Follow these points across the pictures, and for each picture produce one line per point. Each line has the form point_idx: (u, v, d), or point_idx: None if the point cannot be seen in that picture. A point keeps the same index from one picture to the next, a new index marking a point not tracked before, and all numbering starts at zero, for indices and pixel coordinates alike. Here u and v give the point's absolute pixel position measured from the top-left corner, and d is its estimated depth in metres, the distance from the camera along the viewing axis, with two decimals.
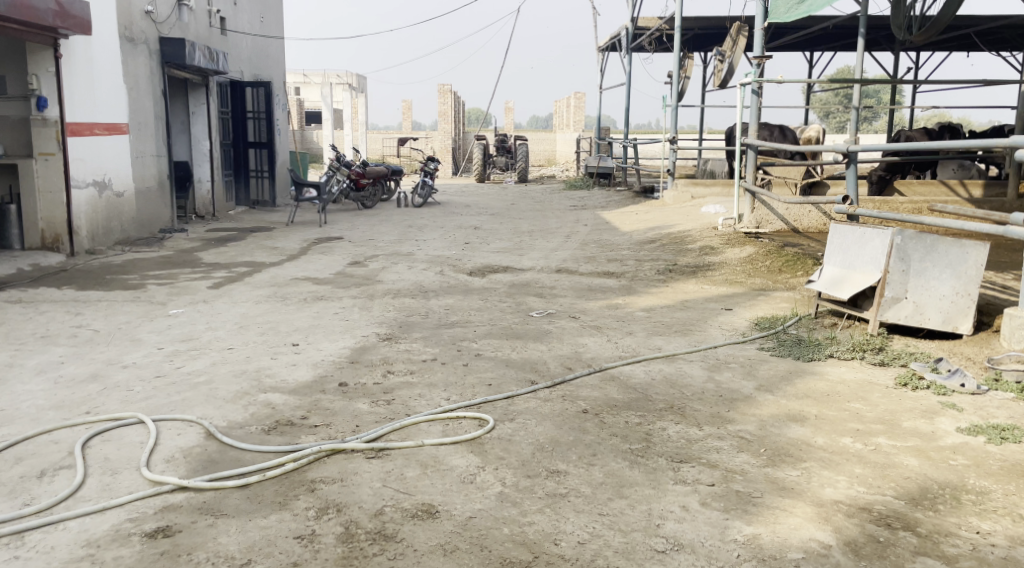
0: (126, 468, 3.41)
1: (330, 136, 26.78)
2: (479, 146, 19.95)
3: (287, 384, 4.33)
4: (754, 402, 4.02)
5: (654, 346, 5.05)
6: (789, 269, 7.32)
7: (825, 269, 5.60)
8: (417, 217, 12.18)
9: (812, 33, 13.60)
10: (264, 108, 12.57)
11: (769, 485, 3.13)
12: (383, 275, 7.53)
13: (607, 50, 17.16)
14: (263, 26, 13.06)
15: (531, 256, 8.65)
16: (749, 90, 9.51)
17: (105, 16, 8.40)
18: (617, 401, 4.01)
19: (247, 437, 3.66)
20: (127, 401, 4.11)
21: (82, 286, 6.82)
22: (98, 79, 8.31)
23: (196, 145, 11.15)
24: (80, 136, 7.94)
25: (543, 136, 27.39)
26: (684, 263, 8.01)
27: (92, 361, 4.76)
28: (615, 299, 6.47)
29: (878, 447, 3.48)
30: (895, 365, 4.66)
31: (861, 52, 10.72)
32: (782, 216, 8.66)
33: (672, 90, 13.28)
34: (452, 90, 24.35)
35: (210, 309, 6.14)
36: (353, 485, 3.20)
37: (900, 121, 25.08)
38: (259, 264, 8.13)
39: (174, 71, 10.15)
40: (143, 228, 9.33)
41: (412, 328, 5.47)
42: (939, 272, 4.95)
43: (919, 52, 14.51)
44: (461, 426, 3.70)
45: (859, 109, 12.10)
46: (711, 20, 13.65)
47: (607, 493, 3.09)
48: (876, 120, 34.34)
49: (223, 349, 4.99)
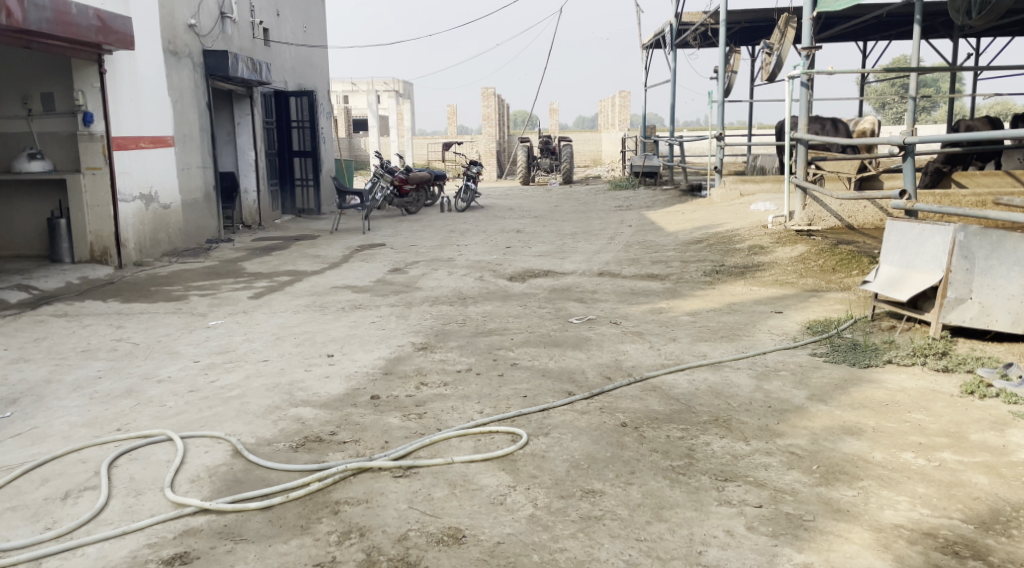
0: (151, 489, 3.30)
1: (376, 142, 26.87)
2: (524, 148, 19.77)
3: (318, 397, 4.20)
4: (807, 413, 3.78)
5: (700, 352, 4.82)
6: (844, 268, 7.00)
7: (882, 268, 5.31)
8: (461, 221, 12.05)
9: (863, 23, 13.18)
10: (308, 116, 12.57)
11: (823, 507, 2.90)
12: (422, 282, 7.41)
13: (652, 46, 16.87)
14: (306, 35, 13.05)
15: (573, 260, 8.44)
16: (799, 82, 9.18)
17: (148, 30, 8.42)
18: (658, 414, 3.80)
19: (274, 455, 3.53)
20: (157, 417, 4.02)
21: (125, 298, 6.80)
22: (143, 93, 8.32)
23: (242, 155, 11.17)
24: (125, 149, 7.96)
25: (589, 136, 27.12)
26: (732, 264, 7.73)
27: (128, 376, 4.69)
28: (659, 303, 6.24)
29: (942, 463, 3.22)
30: (960, 371, 4.38)
31: (917, 40, 10.30)
32: (835, 212, 8.31)
33: (718, 86, 12.97)
34: (496, 92, 24.23)
35: (249, 319, 6.06)
36: (378, 507, 3.04)
37: (959, 110, 24.25)
38: (300, 273, 8.07)
39: (218, 83, 10.16)
40: (190, 239, 9.34)
41: (449, 337, 5.31)
42: (1007, 270, 4.65)
43: (978, 38, 13.96)
44: (493, 441, 3.52)
45: (915, 99, 11.66)
46: (758, 13, 13.30)
47: (645, 516, 2.88)
48: (933, 110, 33.43)
49: (257, 362, 4.88)
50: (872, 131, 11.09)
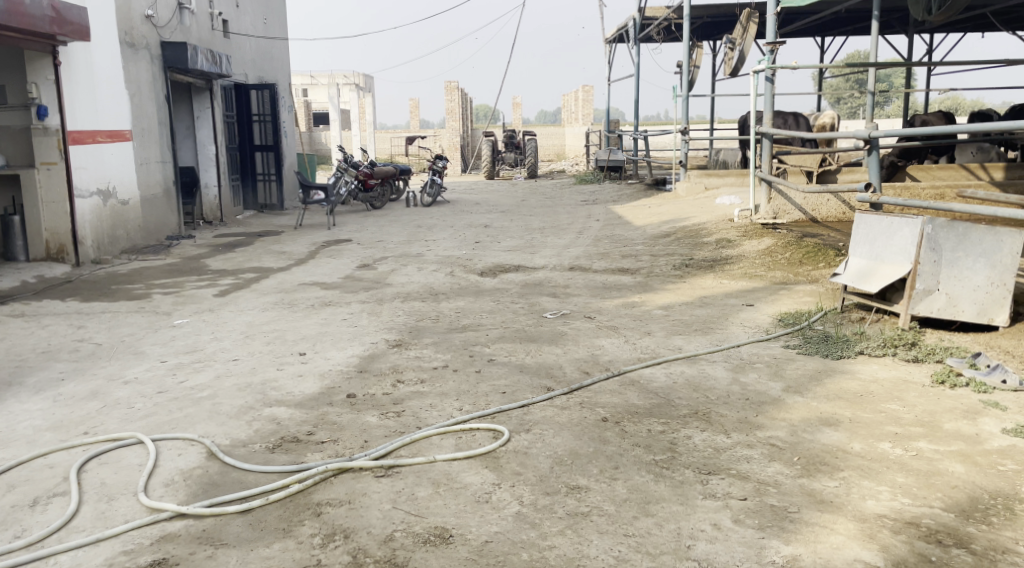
0: (123, 494, 3.23)
1: (337, 137, 26.63)
2: (488, 142, 19.72)
3: (293, 396, 4.15)
4: (784, 405, 3.81)
5: (674, 346, 4.84)
6: (810, 260, 7.07)
7: (851, 260, 5.37)
8: (427, 217, 11.99)
9: (823, 18, 13.35)
10: (269, 110, 12.42)
11: (806, 499, 2.92)
12: (392, 278, 7.35)
13: (615, 41, 16.94)
14: (266, 28, 12.89)
15: (543, 254, 8.44)
16: (763, 77, 9.26)
17: (104, 21, 8.24)
18: (638, 408, 3.80)
19: (251, 456, 3.47)
20: (126, 419, 3.93)
21: (86, 298, 6.66)
22: (99, 86, 8.15)
23: (202, 149, 11.00)
24: (81, 144, 7.79)
25: (552, 130, 27.13)
26: (701, 258, 7.78)
27: (93, 377, 4.59)
28: (631, 297, 6.25)
29: (919, 452, 3.27)
30: (930, 361, 4.44)
31: (876, 36, 10.46)
32: (799, 205, 8.51)
33: (682, 80, 13.04)
34: (459, 87, 24.14)
35: (216, 318, 5.96)
36: (362, 507, 3.01)
37: (915, 104, 24.65)
38: (266, 270, 7.96)
39: (177, 75, 9.99)
40: (150, 235, 9.18)
41: (422, 334, 5.27)
42: (973, 261, 4.73)
43: (933, 33, 14.21)
44: (474, 438, 3.50)
45: (874, 94, 11.85)
46: (720, 8, 13.40)
47: (632, 511, 2.89)
48: (888, 104, 34.01)
49: (227, 361, 4.81)
50: (832, 125, 11.25)
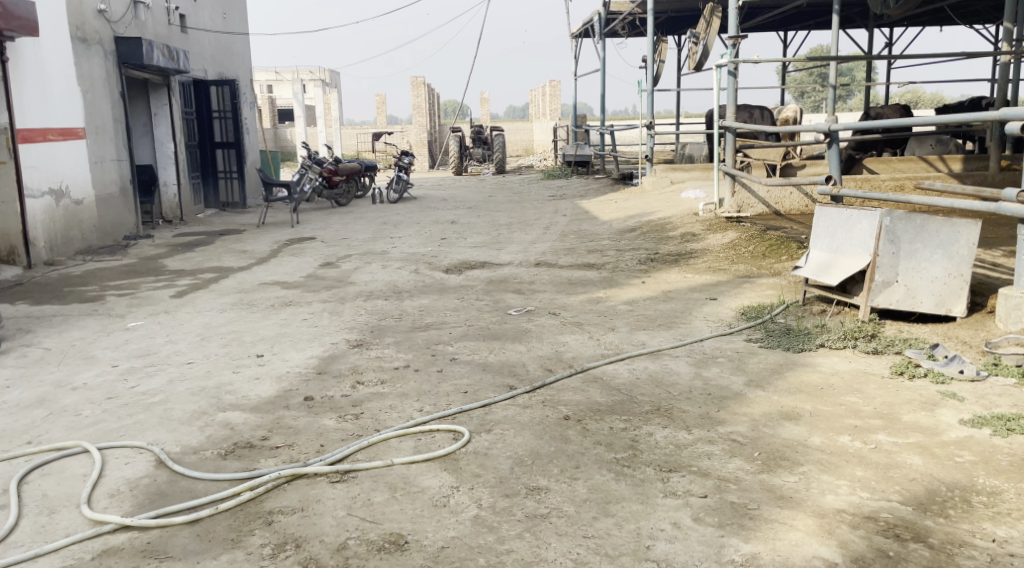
0: (67, 506, 3.15)
1: (303, 134, 26.38)
2: (455, 138, 19.61)
3: (249, 400, 4.07)
4: (746, 400, 3.80)
5: (637, 341, 4.83)
6: (773, 253, 7.10)
7: (812, 253, 5.39)
8: (393, 214, 11.89)
9: (785, 13, 13.43)
10: (230, 106, 12.25)
11: (766, 495, 2.91)
12: (355, 276, 7.27)
13: (580, 36, 16.93)
14: (226, 23, 12.71)
15: (509, 250, 8.39)
16: (726, 71, 9.28)
17: (54, 17, 8.07)
18: (600, 405, 3.77)
19: (202, 464, 3.40)
20: (73, 427, 3.84)
21: (38, 301, 6.51)
22: (49, 83, 7.97)
23: (160, 147, 10.82)
24: (31, 142, 7.63)
25: (519, 125, 27.06)
26: (666, 252, 7.77)
27: (40, 384, 4.47)
28: (596, 292, 6.23)
29: (878, 445, 3.27)
30: (890, 353, 4.46)
31: (837, 30, 10.53)
32: (763, 199, 8.55)
33: (646, 74, 13.07)
34: (425, 82, 24.02)
35: (172, 320, 5.85)
36: (315, 514, 2.95)
37: (877, 98, 24.90)
38: (225, 270, 7.85)
39: (132, 72, 9.81)
40: (106, 236, 9.00)
41: (384, 333, 5.21)
42: (931, 253, 4.75)
43: (893, 27, 14.36)
44: (434, 440, 3.45)
45: (835, 87, 11.95)
46: (684, 3, 13.43)
47: (591, 511, 2.85)
48: (850, 97, 34.40)
49: (182, 365, 4.71)
50: (795, 119, 11.33)
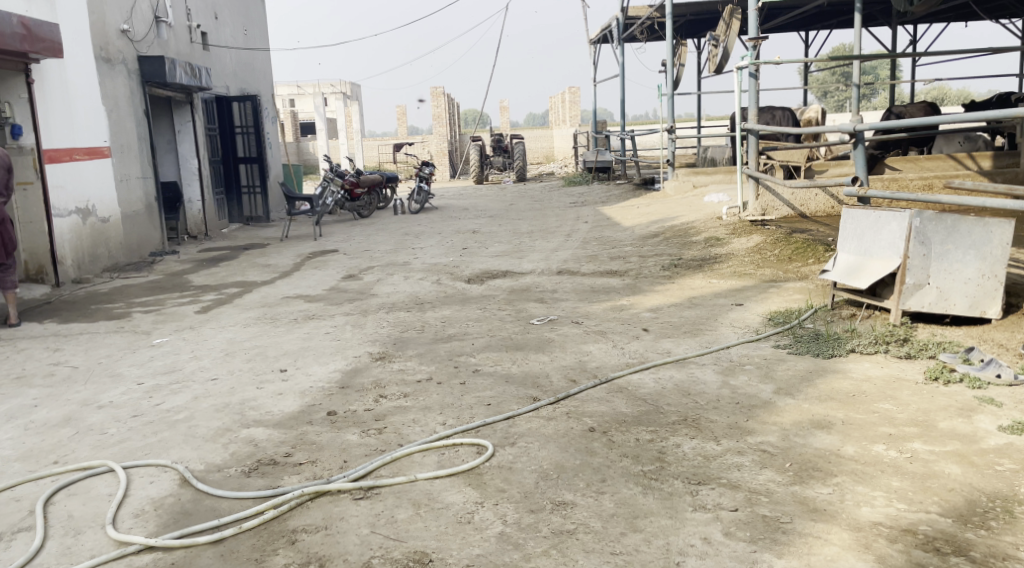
0: (91, 527, 3.14)
1: (325, 146, 26.51)
2: (476, 147, 19.60)
3: (272, 416, 4.04)
4: (775, 408, 3.72)
5: (663, 349, 4.75)
6: (799, 257, 6.99)
7: (840, 256, 5.29)
8: (415, 224, 11.88)
9: (806, 13, 13.31)
10: (252, 122, 12.31)
11: (799, 508, 2.83)
12: (377, 288, 7.25)
13: (599, 42, 16.87)
14: (247, 39, 12.79)
15: (531, 259, 8.34)
16: (746, 73, 9.18)
17: (78, 37, 8.13)
18: (626, 416, 3.70)
19: (225, 482, 3.37)
20: (98, 446, 3.83)
21: (65, 319, 6.55)
22: (74, 103, 8.03)
23: (184, 164, 10.88)
24: (58, 162, 7.69)
25: (540, 133, 27.05)
26: (690, 257, 7.69)
27: (66, 403, 4.47)
28: (620, 300, 6.16)
29: (914, 454, 3.17)
30: (923, 357, 4.36)
31: (858, 29, 10.40)
32: (787, 201, 8.47)
33: (666, 79, 12.99)
34: (445, 92, 24.04)
35: (197, 336, 5.85)
36: (338, 533, 2.91)
37: (901, 97, 24.59)
38: (249, 284, 7.86)
39: (156, 89, 9.88)
40: (132, 253, 9.05)
41: (407, 346, 5.17)
42: (962, 254, 4.65)
43: (917, 25, 14.19)
44: (458, 455, 3.40)
45: (859, 86, 11.79)
46: (703, 6, 13.34)
47: (619, 527, 2.79)
48: (874, 96, 34.13)
49: (206, 381, 4.70)
50: (818, 119, 11.21)
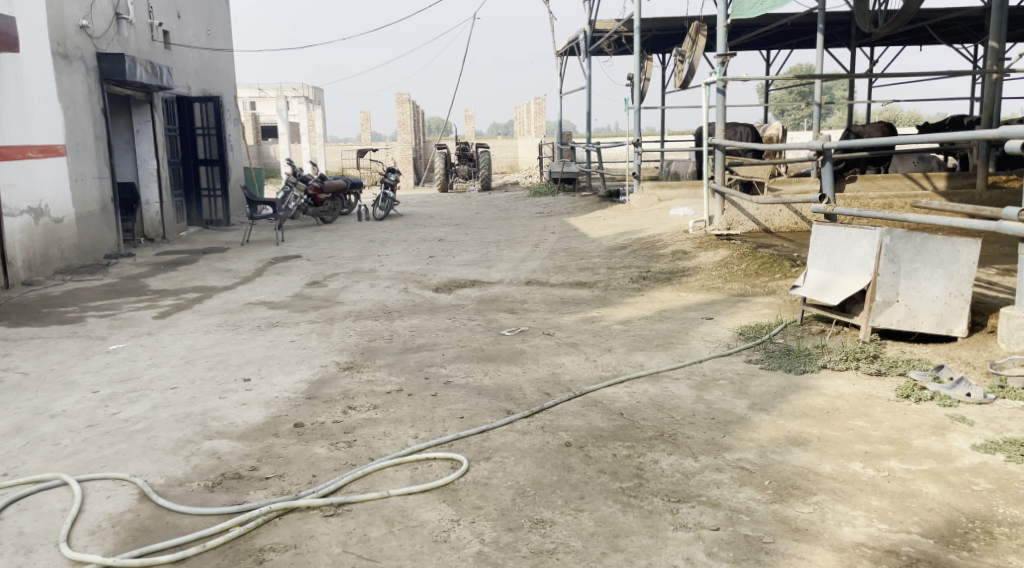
0: (45, 544, 3.02)
1: (286, 150, 26.22)
2: (440, 155, 19.51)
3: (235, 428, 3.92)
4: (751, 424, 3.69)
5: (635, 363, 4.72)
6: (766, 271, 7.02)
7: (810, 272, 5.30)
8: (380, 231, 11.77)
9: (769, 31, 13.47)
10: (214, 123, 12.10)
11: (781, 527, 2.82)
12: (343, 296, 7.14)
13: (565, 54, 16.91)
14: (209, 39, 12.58)
15: (498, 268, 8.28)
16: (714, 88, 9.24)
17: (35, 32, 7.93)
18: (602, 431, 3.65)
19: (189, 496, 3.27)
20: (52, 458, 3.69)
21: (15, 323, 6.34)
22: (29, 99, 7.82)
23: (142, 164, 10.64)
24: (11, 160, 7.47)
25: (504, 142, 27.06)
26: (658, 270, 7.68)
27: (17, 411, 4.31)
28: (590, 311, 6.12)
29: (892, 472, 3.17)
30: (893, 375, 4.38)
31: (822, 48, 10.53)
32: (753, 216, 8.51)
33: (632, 93, 13.04)
34: (410, 100, 23.93)
35: (155, 342, 5.69)
36: (309, 552, 2.84)
37: (858, 118, 25.05)
38: (210, 289, 7.69)
39: (115, 88, 9.66)
40: (86, 254, 8.83)
41: (375, 355, 5.08)
42: (931, 272, 4.68)
43: (876, 47, 14.44)
44: (431, 469, 3.32)
45: (821, 105, 11.93)
46: (670, 21, 13.43)
47: (600, 546, 2.75)
48: (831, 116, 34.66)
49: (165, 390, 4.56)
50: (780, 137, 11.33)
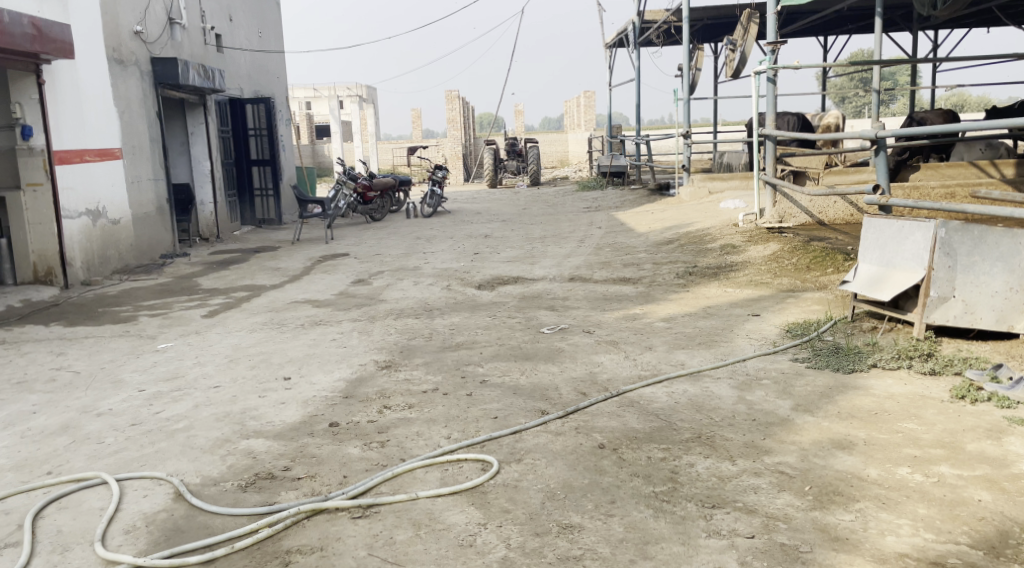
0: (80, 544, 3.03)
1: (339, 148, 26.47)
2: (490, 150, 19.44)
3: (272, 427, 3.92)
4: (794, 426, 3.56)
5: (677, 361, 4.61)
6: (818, 266, 6.83)
7: (860, 267, 5.11)
8: (427, 228, 11.77)
9: (825, 17, 13.13)
10: (266, 124, 12.23)
11: (821, 536, 2.70)
12: (386, 293, 7.13)
13: (615, 45, 16.72)
14: (261, 41, 12.72)
15: (543, 265, 8.20)
16: (764, 78, 9.03)
17: (91, 37, 8.07)
18: (637, 433, 3.55)
19: (220, 497, 3.26)
20: (94, 456, 3.72)
21: (70, 322, 6.46)
22: (85, 104, 7.96)
23: (197, 166, 10.80)
24: (69, 163, 7.62)
25: (554, 137, 26.94)
26: (705, 265, 7.52)
27: (65, 410, 4.37)
28: (633, 308, 6.01)
29: (941, 478, 3.02)
30: (948, 374, 4.20)
31: (879, 33, 10.22)
32: (805, 209, 8.29)
33: (682, 83, 12.83)
34: (460, 96, 23.92)
35: (202, 341, 5.74)
36: (335, 555, 2.80)
37: (920, 104, 24.29)
38: (258, 288, 7.76)
39: (169, 91, 9.81)
40: (143, 255, 8.98)
41: (414, 354, 5.04)
42: (990, 266, 4.48)
43: (938, 30, 13.97)
44: (462, 471, 3.27)
45: (880, 92, 11.58)
46: (721, 9, 13.16)
47: (629, 554, 2.67)
48: (893, 102, 33.70)
49: (208, 389, 4.59)
50: (837, 126, 11.01)
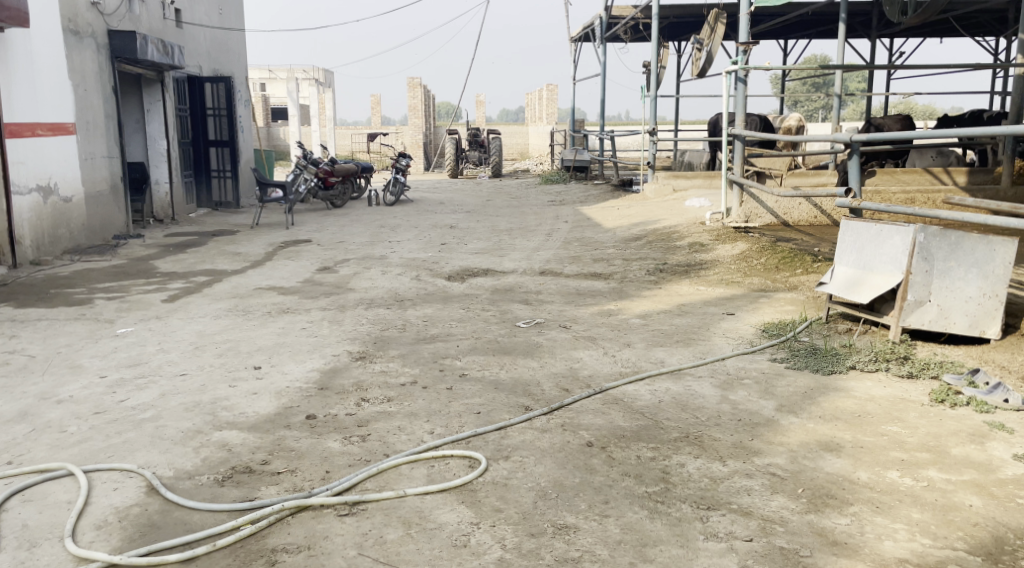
0: (49, 539, 2.90)
1: (297, 133, 26.07)
2: (451, 140, 19.26)
3: (246, 418, 3.79)
4: (780, 427, 3.55)
5: (656, 359, 4.57)
6: (787, 266, 6.85)
7: (837, 269, 5.13)
8: (390, 217, 11.62)
9: (790, 20, 13.24)
10: (225, 104, 11.95)
11: (819, 540, 2.69)
12: (354, 282, 7.00)
13: (580, 39, 16.68)
14: (222, 18, 12.40)
15: (512, 257, 8.13)
16: (735, 77, 9.04)
17: (46, 7, 7.78)
18: (624, 431, 3.51)
19: (198, 491, 3.14)
20: (57, 446, 3.57)
21: (22, 303, 6.22)
22: (39, 76, 7.67)
23: (152, 144, 10.51)
24: (20, 137, 7.33)
25: (515, 129, 26.93)
26: (675, 262, 7.53)
27: (22, 396, 4.19)
28: (607, 304, 5.97)
29: (932, 483, 3.03)
30: (925, 377, 4.22)
31: (844, 38, 10.31)
32: (771, 209, 8.35)
33: (649, 80, 12.85)
34: (421, 84, 23.68)
35: (164, 326, 5.56)
36: (323, 554, 2.71)
37: (874, 113, 24.80)
38: (219, 273, 7.56)
39: (126, 66, 9.51)
40: (95, 235, 8.70)
41: (388, 345, 4.94)
42: (965, 271, 4.52)
43: (896, 39, 14.22)
44: (448, 467, 3.19)
45: (841, 97, 11.69)
46: (688, 8, 13.19)
47: (628, 556, 2.63)
48: (843, 108, 34.38)
49: (174, 377, 4.44)
50: (798, 128, 11.10)
